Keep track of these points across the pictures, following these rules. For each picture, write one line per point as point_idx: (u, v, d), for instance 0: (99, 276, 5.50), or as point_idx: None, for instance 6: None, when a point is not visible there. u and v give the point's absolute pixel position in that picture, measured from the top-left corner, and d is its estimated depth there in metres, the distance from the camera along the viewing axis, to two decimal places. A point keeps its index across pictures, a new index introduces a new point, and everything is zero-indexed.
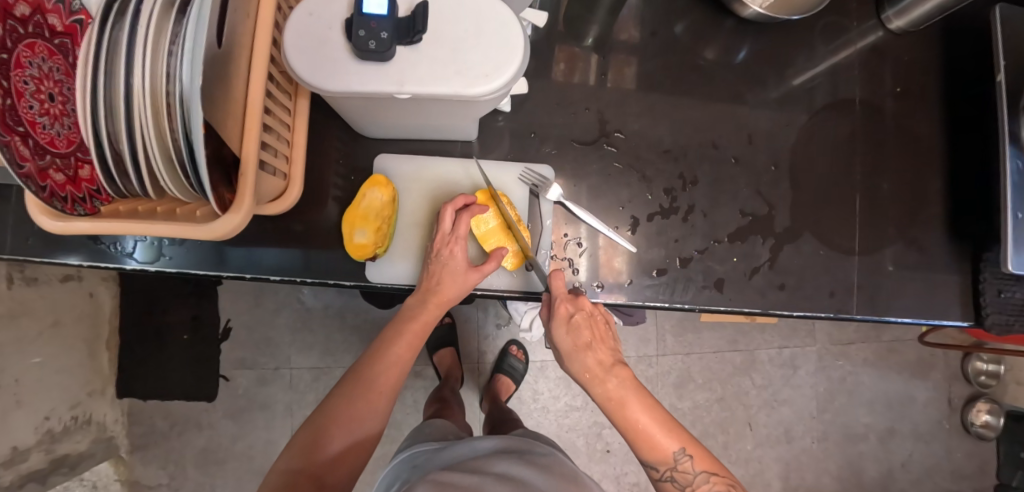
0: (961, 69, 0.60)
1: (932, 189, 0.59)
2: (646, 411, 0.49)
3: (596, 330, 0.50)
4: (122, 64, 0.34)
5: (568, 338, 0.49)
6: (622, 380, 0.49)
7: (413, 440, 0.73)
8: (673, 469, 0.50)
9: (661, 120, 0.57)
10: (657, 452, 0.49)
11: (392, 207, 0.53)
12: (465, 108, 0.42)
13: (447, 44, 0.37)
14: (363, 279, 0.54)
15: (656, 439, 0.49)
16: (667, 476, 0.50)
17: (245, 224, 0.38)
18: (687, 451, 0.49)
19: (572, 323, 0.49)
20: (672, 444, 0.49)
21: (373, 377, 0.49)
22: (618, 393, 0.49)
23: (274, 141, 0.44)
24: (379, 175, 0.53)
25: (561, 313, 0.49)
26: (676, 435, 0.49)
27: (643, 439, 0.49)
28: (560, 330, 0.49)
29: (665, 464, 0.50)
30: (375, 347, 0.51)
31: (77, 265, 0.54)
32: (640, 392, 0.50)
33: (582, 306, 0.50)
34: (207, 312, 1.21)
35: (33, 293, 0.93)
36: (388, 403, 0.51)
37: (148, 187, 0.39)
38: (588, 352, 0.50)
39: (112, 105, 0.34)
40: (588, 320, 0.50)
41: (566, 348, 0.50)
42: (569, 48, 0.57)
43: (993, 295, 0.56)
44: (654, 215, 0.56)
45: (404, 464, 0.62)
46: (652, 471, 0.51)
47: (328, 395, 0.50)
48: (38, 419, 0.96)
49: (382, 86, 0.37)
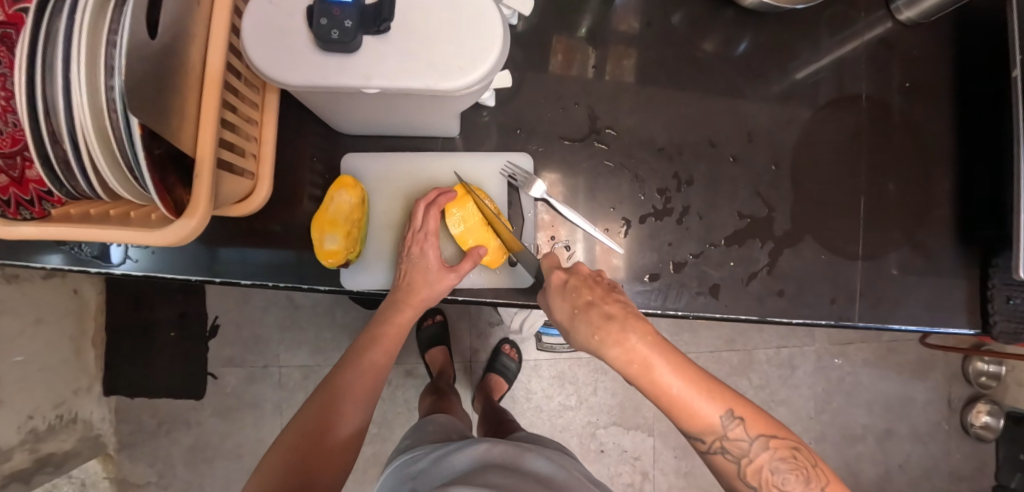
0: (973, 63, 0.56)
1: (941, 190, 0.56)
2: (681, 376, 0.39)
3: (596, 288, 0.43)
4: (59, 57, 0.31)
5: (565, 304, 0.43)
6: (646, 343, 0.39)
7: (414, 438, 0.72)
8: (722, 438, 0.41)
9: (655, 117, 0.54)
10: (701, 422, 0.40)
11: (362, 209, 0.51)
12: (441, 103, 0.39)
13: (417, 33, 0.34)
14: (341, 284, 0.52)
15: (697, 406, 0.40)
16: (718, 449, 0.41)
17: (202, 228, 0.36)
18: (736, 414, 0.40)
19: (564, 288, 0.44)
20: (717, 409, 0.40)
21: (349, 382, 0.48)
22: (642, 358, 0.39)
23: (238, 139, 0.42)
24: (347, 176, 0.51)
25: (554, 281, 0.44)
26: (719, 399, 0.40)
27: (680, 410, 0.40)
28: (555, 297, 0.44)
29: (711, 434, 0.41)
30: (352, 352, 0.51)
31: (41, 267, 0.51)
32: (671, 352, 0.40)
33: (576, 271, 0.45)
34: (194, 309, 1.19)
35: (13, 290, 0.91)
36: (365, 411, 0.49)
37: (99, 190, 0.36)
38: (592, 312, 0.41)
39: (51, 101, 0.31)
40: (586, 281, 0.43)
41: (566, 318, 0.43)
42: (559, 38, 0.54)
43: (1002, 302, 0.53)
44: (646, 216, 0.53)
45: (399, 473, 0.60)
46: (698, 444, 0.42)
47: (303, 406, 0.48)
48: (21, 419, 0.94)
49: (348, 80, 0.34)
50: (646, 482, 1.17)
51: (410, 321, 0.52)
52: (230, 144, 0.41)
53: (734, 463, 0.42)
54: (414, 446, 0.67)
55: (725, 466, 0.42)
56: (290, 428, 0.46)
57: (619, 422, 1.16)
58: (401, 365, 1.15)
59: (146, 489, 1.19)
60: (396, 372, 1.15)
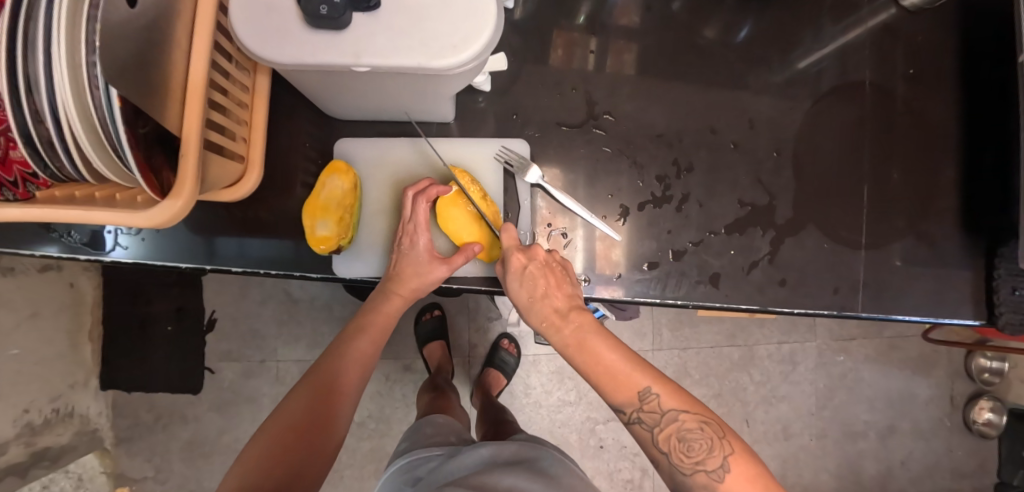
0: (979, 50, 0.55)
1: (945, 179, 0.55)
2: (615, 357, 0.46)
3: (552, 277, 0.47)
4: (41, 30, 0.29)
5: (521, 289, 0.47)
6: (580, 325, 0.47)
7: (409, 444, 0.71)
8: (640, 409, 0.46)
9: (656, 104, 0.53)
10: (624, 392, 0.46)
11: (355, 195, 0.50)
12: (434, 82, 0.38)
13: (408, 10, 0.33)
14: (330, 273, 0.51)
15: (651, 406, 0.45)
16: (693, 467, 0.44)
17: (188, 211, 0.35)
18: (688, 418, 0.45)
19: (524, 273, 0.47)
20: (664, 400, 0.45)
21: (338, 372, 0.48)
22: (575, 336, 0.47)
23: (228, 122, 0.41)
24: (340, 161, 0.50)
25: (513, 265, 0.47)
26: (669, 395, 0.45)
27: (606, 380, 0.46)
28: (513, 281, 0.47)
29: (631, 406, 0.46)
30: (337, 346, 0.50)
31: (31, 255, 0.50)
32: (635, 359, 0.47)
33: (536, 256, 0.47)
34: (191, 303, 1.18)
35: (8, 283, 0.90)
36: (351, 403, 0.49)
37: (83, 169, 0.35)
38: (542, 298, 0.47)
39: (32, 75, 0.30)
40: (544, 269, 0.47)
41: (521, 301, 0.48)
42: (557, 24, 0.53)
43: (1007, 292, 0.52)
44: (645, 204, 0.52)
45: (404, 476, 0.60)
46: (621, 414, 0.47)
47: (289, 394, 0.48)
48: (16, 413, 0.93)
49: (337, 58, 0.33)
50: (646, 478, 1.16)
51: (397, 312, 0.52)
52: (218, 127, 0.40)
53: (649, 432, 0.46)
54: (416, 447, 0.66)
55: (680, 472, 0.45)
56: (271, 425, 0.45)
57: (619, 418, 1.15)
58: (399, 360, 1.14)
59: (143, 484, 1.19)
60: (394, 367, 1.14)
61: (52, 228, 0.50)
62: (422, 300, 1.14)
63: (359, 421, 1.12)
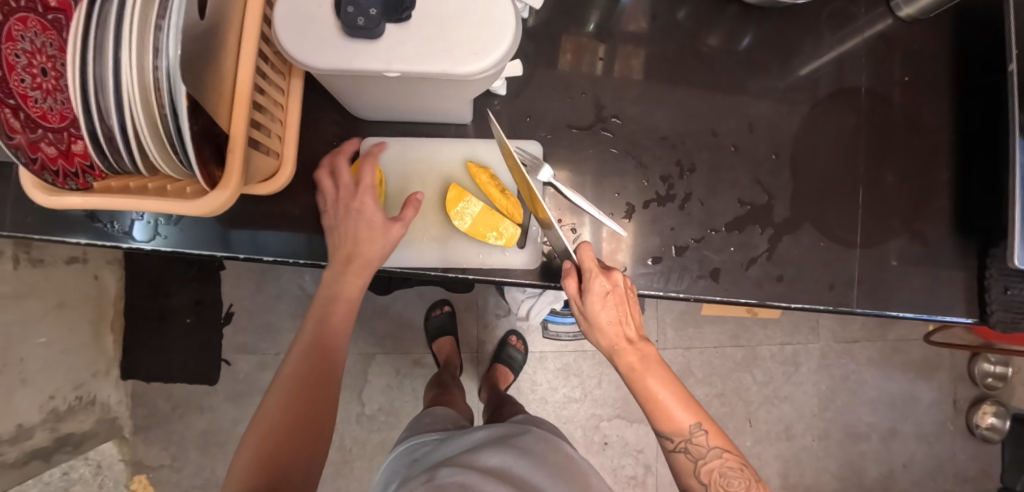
0: (972, 61, 0.58)
1: (939, 181, 0.58)
2: (666, 386, 0.49)
3: (627, 306, 0.49)
4: (110, 37, 0.33)
5: (601, 312, 0.48)
6: (646, 355, 0.49)
7: (412, 430, 0.74)
8: (688, 441, 0.49)
9: (660, 108, 0.56)
10: (674, 424, 0.49)
11: (378, 190, 0.53)
12: (456, 86, 0.41)
13: (435, 21, 0.36)
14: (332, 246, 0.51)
15: (671, 413, 0.49)
16: (682, 448, 0.50)
17: (233, 201, 0.39)
18: (702, 426, 0.49)
19: (607, 297, 0.47)
20: (688, 418, 0.49)
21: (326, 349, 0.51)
22: (642, 363, 0.49)
23: (266, 121, 0.44)
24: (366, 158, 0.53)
25: (595, 288, 0.47)
26: (691, 411, 0.49)
27: (659, 412, 0.49)
28: (594, 304, 0.47)
29: (680, 435, 0.49)
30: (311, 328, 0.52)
31: (76, 242, 0.54)
32: (658, 365, 0.49)
33: (616, 283, 0.48)
34: (209, 297, 1.22)
35: (38, 273, 0.95)
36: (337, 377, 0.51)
37: (139, 161, 0.38)
38: (617, 322, 0.48)
39: (100, 77, 0.33)
40: (622, 295, 0.48)
41: (598, 323, 0.48)
42: (568, 32, 0.56)
43: (999, 292, 0.55)
44: (650, 202, 0.55)
45: (405, 457, 0.63)
46: (666, 442, 0.51)
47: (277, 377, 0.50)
48: (42, 399, 0.97)
49: (370, 63, 0.36)
50: (649, 475, 1.18)
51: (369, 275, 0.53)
52: (258, 126, 0.44)
53: (692, 463, 0.50)
54: (415, 435, 0.70)
55: (684, 465, 0.50)
56: (261, 415, 0.48)
57: (623, 415, 1.18)
58: (408, 355, 1.17)
59: (159, 471, 1.22)
60: (403, 362, 1.17)
61: (96, 217, 0.54)
62: (432, 297, 1.18)
63: (370, 413, 1.15)
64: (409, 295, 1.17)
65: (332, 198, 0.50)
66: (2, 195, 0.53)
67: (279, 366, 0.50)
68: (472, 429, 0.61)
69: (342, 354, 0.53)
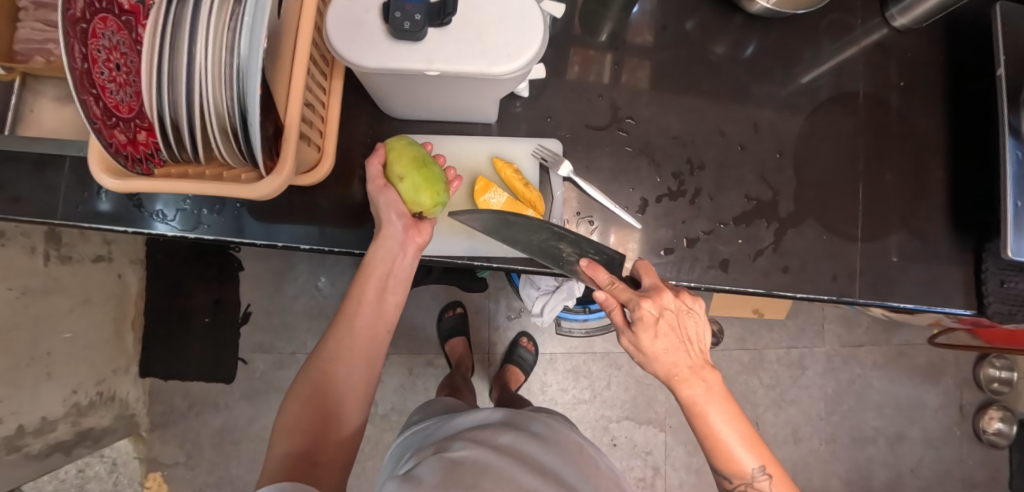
0: (961, 68, 0.62)
1: (934, 180, 0.61)
2: (732, 423, 0.45)
3: (683, 332, 0.45)
4: (188, 35, 0.36)
5: (653, 343, 0.45)
6: (711, 386, 0.45)
7: (421, 414, 0.75)
8: (748, 483, 0.47)
9: (671, 110, 0.60)
10: (736, 468, 0.46)
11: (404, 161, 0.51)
12: (487, 85, 0.45)
13: (473, 27, 0.40)
14: (401, 226, 0.52)
15: (736, 455, 0.45)
16: (741, 489, 0.47)
17: (283, 188, 0.42)
18: (767, 470, 0.46)
19: (656, 324, 0.44)
20: (752, 462, 0.46)
21: (351, 340, 0.52)
22: (707, 397, 0.44)
23: (311, 118, 0.48)
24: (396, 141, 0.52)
25: (644, 317, 0.44)
26: (758, 454, 0.46)
27: (721, 454, 0.46)
28: (646, 334, 0.44)
29: (740, 478, 0.46)
30: (343, 318, 0.54)
31: (123, 231, 0.56)
32: (726, 399, 0.45)
33: (668, 308, 0.45)
34: (228, 297, 1.25)
35: (66, 270, 0.98)
36: (362, 366, 0.52)
37: (201, 149, 0.41)
38: (673, 356, 0.44)
39: (176, 70, 0.37)
40: (674, 320, 0.45)
41: (654, 354, 0.45)
42: (584, 41, 0.60)
43: (995, 284, 0.58)
44: (662, 196, 0.58)
45: (414, 436, 0.65)
46: (724, 481, 0.48)
47: (305, 367, 0.52)
48: (66, 392, 1.00)
49: (414, 63, 0.40)
50: (657, 477, 1.19)
51: (427, 238, 0.56)
52: (305, 121, 0.47)
53: None
54: (418, 421, 0.72)
55: None
56: (291, 400, 0.50)
57: (631, 417, 1.20)
58: (421, 356, 1.20)
59: (174, 469, 1.24)
60: (416, 362, 1.20)
61: (143, 206, 0.56)
62: (444, 298, 1.21)
63: (382, 412, 1.17)
64: (421, 297, 1.21)
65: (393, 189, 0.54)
66: (54, 186, 0.55)
67: (308, 358, 0.53)
68: (481, 409, 0.63)
69: (372, 342, 0.53)
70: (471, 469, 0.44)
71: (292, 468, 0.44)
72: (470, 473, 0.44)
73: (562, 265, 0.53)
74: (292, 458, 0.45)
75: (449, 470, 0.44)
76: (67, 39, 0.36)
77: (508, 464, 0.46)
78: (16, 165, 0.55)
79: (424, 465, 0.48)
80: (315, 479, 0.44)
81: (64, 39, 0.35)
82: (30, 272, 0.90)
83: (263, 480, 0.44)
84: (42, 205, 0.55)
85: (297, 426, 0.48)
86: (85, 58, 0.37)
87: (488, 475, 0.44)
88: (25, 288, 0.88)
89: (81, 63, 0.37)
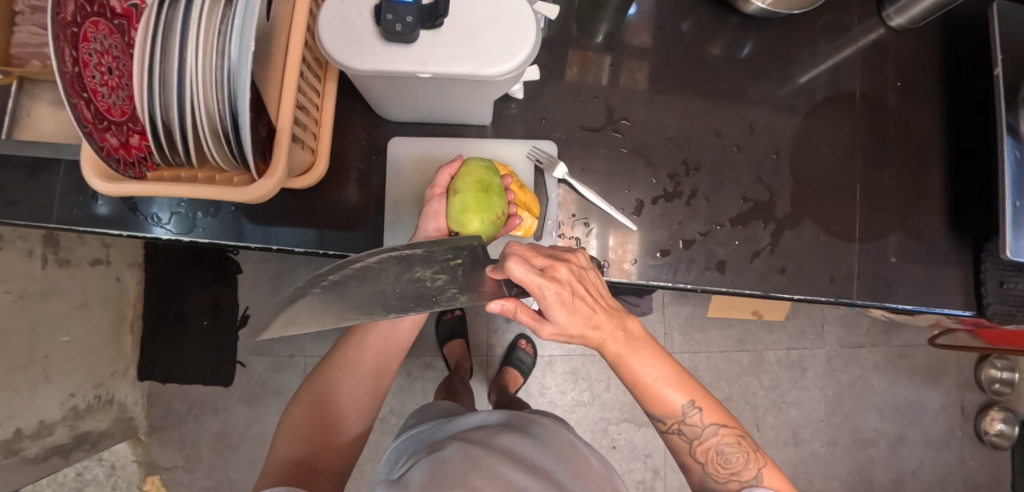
0: (958, 67, 0.62)
1: (932, 180, 0.61)
2: (651, 364, 0.48)
3: (592, 296, 0.43)
4: (177, 40, 0.36)
5: (573, 324, 0.42)
6: (633, 336, 0.47)
7: (418, 417, 0.75)
8: (681, 422, 0.50)
9: (667, 111, 0.60)
10: (666, 407, 0.49)
11: (465, 183, 0.50)
12: (480, 87, 0.45)
13: (465, 29, 0.40)
14: (434, 230, 0.54)
15: (663, 394, 0.48)
16: (676, 429, 0.50)
17: (276, 190, 0.42)
18: (696, 404, 0.49)
19: (570, 303, 0.41)
20: (681, 399, 0.49)
21: (361, 352, 0.54)
22: (627, 347, 0.46)
23: (304, 120, 0.48)
24: (478, 163, 0.52)
25: (556, 299, 0.40)
26: (684, 390, 0.49)
27: (651, 395, 0.49)
28: (563, 315, 0.41)
29: (673, 417, 0.49)
30: (357, 330, 0.56)
31: (118, 235, 0.56)
32: (643, 344, 0.47)
33: (573, 276, 0.41)
34: (227, 299, 1.25)
35: (65, 272, 0.98)
36: (370, 378, 0.54)
37: (193, 153, 0.41)
38: (590, 323, 0.43)
39: (166, 74, 0.37)
40: (582, 289, 0.42)
41: (575, 330, 0.43)
42: (578, 42, 0.60)
43: (994, 285, 0.58)
44: (658, 198, 0.58)
45: (412, 439, 0.65)
46: (660, 424, 0.51)
47: (312, 375, 0.54)
48: (63, 396, 1.00)
49: (406, 65, 0.40)
50: (657, 480, 1.19)
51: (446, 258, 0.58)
52: (298, 124, 0.47)
53: (687, 443, 0.51)
54: (418, 422, 0.72)
55: (679, 444, 0.51)
56: (296, 408, 0.51)
57: (631, 419, 1.19)
58: (419, 358, 1.20)
59: (172, 473, 1.23)
60: (415, 364, 1.19)
61: (138, 209, 0.56)
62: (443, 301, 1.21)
63: (381, 416, 1.17)
64: None
65: (440, 197, 0.54)
66: (49, 189, 0.55)
67: (316, 368, 0.55)
68: (478, 411, 0.63)
69: (379, 355, 0.55)
70: (455, 468, 0.45)
71: (291, 472, 0.44)
72: (455, 473, 0.44)
73: (434, 299, 0.49)
74: (292, 462, 0.46)
75: (434, 472, 0.44)
76: (57, 43, 0.36)
77: (498, 462, 0.46)
78: (10, 168, 0.55)
79: (415, 466, 0.48)
80: (314, 486, 0.44)
81: (54, 42, 0.35)
82: (28, 275, 0.90)
83: (261, 484, 0.45)
84: (35, 208, 0.55)
85: (300, 433, 0.49)
86: (75, 61, 0.37)
87: (473, 472, 0.44)
88: (22, 291, 0.88)
89: (71, 66, 0.37)
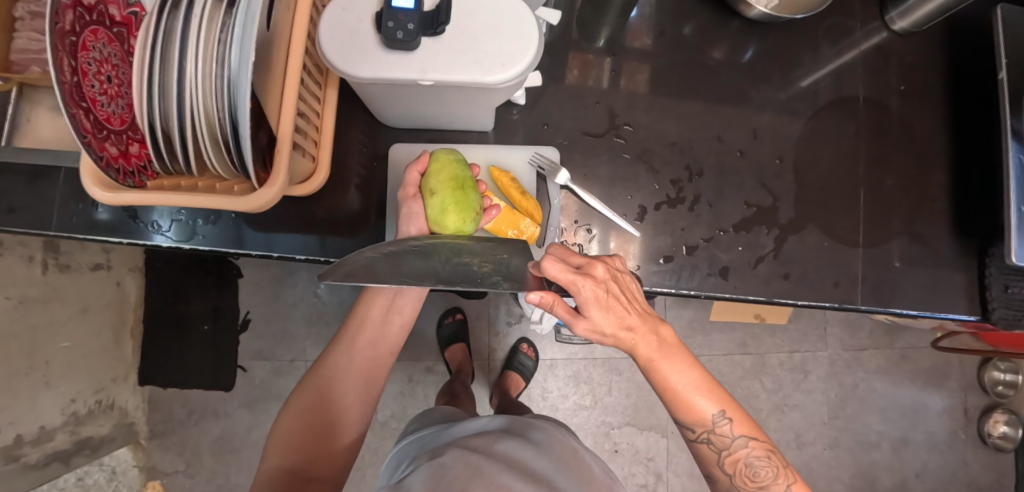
0: (961, 70, 0.62)
1: (936, 184, 0.60)
2: (684, 370, 0.47)
3: (625, 298, 0.43)
4: (178, 49, 0.36)
5: (606, 322, 0.42)
6: (664, 340, 0.46)
7: (419, 423, 0.75)
8: (711, 431, 0.49)
9: (669, 117, 0.59)
10: (697, 416, 0.48)
11: (443, 185, 0.50)
12: (482, 94, 0.45)
13: (466, 36, 0.40)
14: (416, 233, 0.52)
15: (694, 402, 0.47)
16: (704, 439, 0.49)
17: (277, 199, 0.42)
18: (727, 415, 0.48)
19: (605, 301, 0.41)
20: (712, 407, 0.48)
21: (352, 359, 0.54)
22: (659, 351, 0.45)
23: (304, 127, 0.48)
24: (451, 162, 0.51)
25: (593, 296, 0.41)
26: (715, 399, 0.48)
27: (682, 402, 0.48)
28: (597, 314, 0.41)
29: (702, 426, 0.49)
30: (349, 336, 0.55)
31: (118, 242, 0.56)
32: (675, 351, 0.46)
33: (608, 277, 0.42)
34: (227, 303, 1.25)
35: (65, 278, 0.98)
36: (362, 385, 0.53)
37: (194, 162, 0.41)
38: (623, 324, 0.43)
39: (167, 83, 0.36)
40: (617, 288, 0.42)
41: (608, 330, 0.43)
42: (579, 47, 0.60)
43: (999, 290, 0.57)
44: (660, 204, 0.58)
45: (412, 444, 0.65)
46: (688, 432, 0.50)
47: (304, 382, 0.54)
48: (64, 401, 0.99)
49: (407, 73, 0.40)
50: (659, 483, 1.18)
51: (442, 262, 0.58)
52: (298, 131, 0.47)
53: (716, 453, 0.50)
54: (421, 427, 0.71)
55: (708, 455, 0.50)
56: (288, 415, 0.51)
57: (633, 422, 1.19)
58: (420, 362, 1.19)
59: (173, 478, 1.23)
60: (416, 368, 1.19)
61: (138, 217, 0.55)
62: (444, 304, 1.20)
63: (382, 420, 1.16)
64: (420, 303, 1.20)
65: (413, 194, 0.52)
66: (48, 197, 0.55)
67: (308, 374, 0.54)
68: (479, 416, 0.63)
69: (370, 360, 0.54)
70: (457, 476, 0.44)
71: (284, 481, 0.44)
72: (455, 480, 0.44)
73: (480, 280, 0.46)
74: (285, 472, 0.46)
75: (438, 478, 0.44)
76: (56, 52, 0.35)
77: (495, 468, 0.46)
78: (11, 176, 0.55)
79: (415, 472, 0.48)
80: None
81: (53, 52, 0.35)
82: (28, 281, 0.89)
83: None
84: (35, 216, 0.55)
85: (292, 441, 0.48)
86: (74, 71, 0.37)
87: (473, 480, 0.43)
88: (23, 297, 0.88)
89: (69, 75, 0.37)
